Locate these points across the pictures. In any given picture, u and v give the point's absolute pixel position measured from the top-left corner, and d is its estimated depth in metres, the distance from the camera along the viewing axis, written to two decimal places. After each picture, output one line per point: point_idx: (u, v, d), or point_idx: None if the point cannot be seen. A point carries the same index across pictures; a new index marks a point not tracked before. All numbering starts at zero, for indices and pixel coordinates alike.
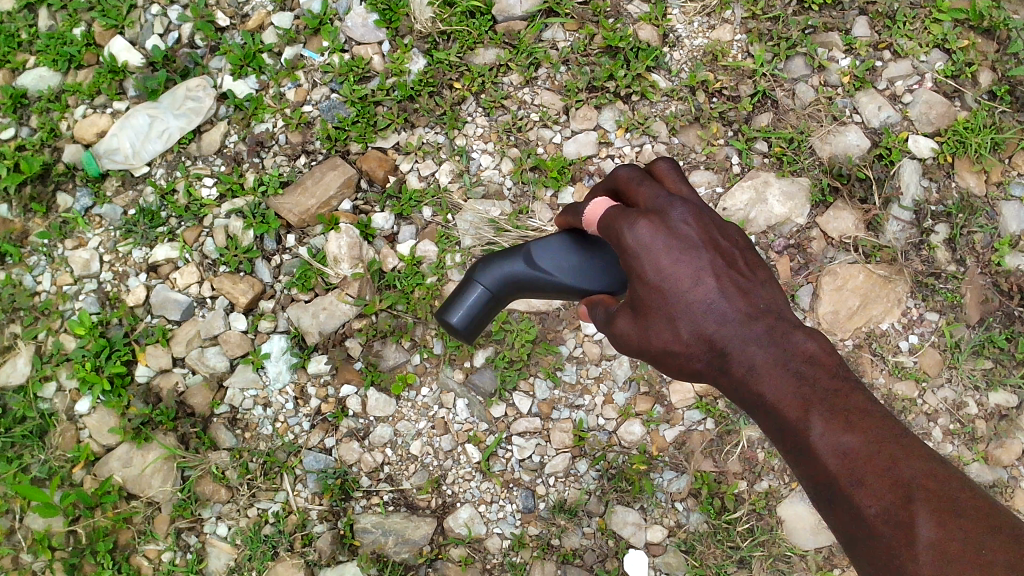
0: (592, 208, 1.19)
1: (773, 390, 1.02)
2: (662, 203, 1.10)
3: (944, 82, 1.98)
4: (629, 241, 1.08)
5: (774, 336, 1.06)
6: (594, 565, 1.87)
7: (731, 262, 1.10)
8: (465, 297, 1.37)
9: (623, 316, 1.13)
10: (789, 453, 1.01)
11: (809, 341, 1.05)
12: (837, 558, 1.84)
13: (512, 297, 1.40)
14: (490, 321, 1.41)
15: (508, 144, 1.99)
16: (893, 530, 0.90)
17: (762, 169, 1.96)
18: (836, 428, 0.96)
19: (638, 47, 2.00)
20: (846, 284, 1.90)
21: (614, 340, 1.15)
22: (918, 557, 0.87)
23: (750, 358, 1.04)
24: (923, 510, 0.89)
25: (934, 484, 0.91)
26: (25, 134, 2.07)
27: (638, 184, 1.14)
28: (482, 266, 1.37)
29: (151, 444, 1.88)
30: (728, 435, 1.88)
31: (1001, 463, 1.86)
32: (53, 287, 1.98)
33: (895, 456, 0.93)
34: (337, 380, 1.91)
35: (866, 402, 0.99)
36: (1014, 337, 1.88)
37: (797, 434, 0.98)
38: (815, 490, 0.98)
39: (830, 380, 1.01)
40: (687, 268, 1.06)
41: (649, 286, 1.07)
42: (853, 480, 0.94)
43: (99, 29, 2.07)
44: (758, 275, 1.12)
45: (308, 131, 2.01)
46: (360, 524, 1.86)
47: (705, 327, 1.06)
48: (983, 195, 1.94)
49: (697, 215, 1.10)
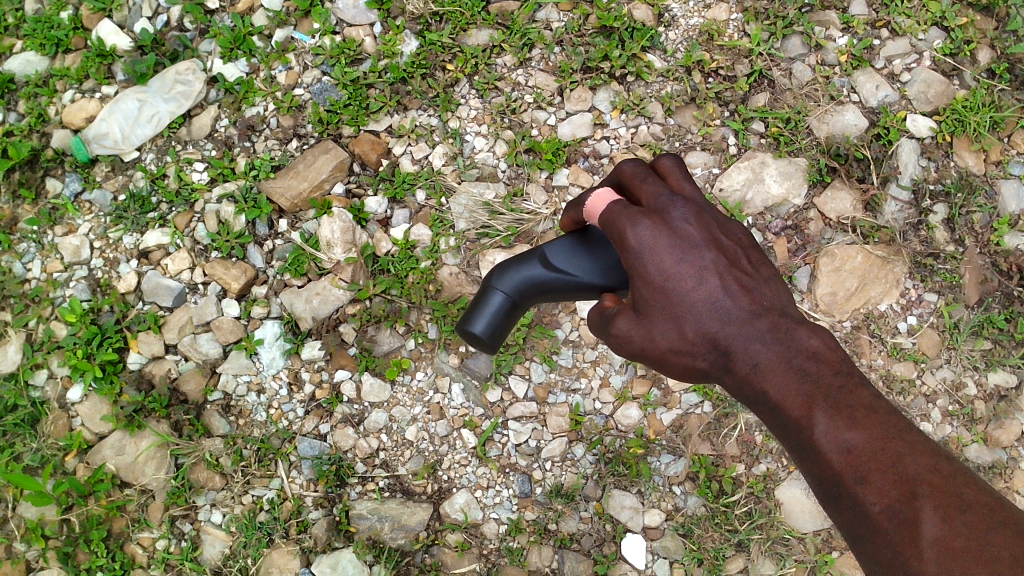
0: (593, 202, 1.17)
1: (777, 388, 1.00)
2: (666, 202, 1.09)
3: (943, 60, 1.96)
4: (631, 240, 1.07)
5: (778, 333, 1.03)
6: (592, 550, 1.86)
7: (734, 261, 1.08)
8: (485, 306, 1.35)
9: (623, 316, 1.08)
10: (794, 450, 0.99)
11: (813, 337, 1.03)
12: (836, 540, 1.83)
13: (531, 302, 1.39)
14: (513, 327, 1.39)
15: (502, 126, 1.97)
16: (897, 528, 0.89)
17: (759, 150, 1.94)
18: (840, 424, 0.95)
19: (633, 26, 1.97)
20: (843, 265, 1.88)
21: (611, 342, 1.11)
22: (923, 554, 0.86)
23: (753, 356, 1.03)
24: (928, 506, 0.89)
25: (938, 479, 0.91)
26: (13, 120, 2.04)
27: (643, 181, 1.13)
28: (499, 273, 1.35)
29: (144, 431, 1.86)
30: (726, 418, 1.87)
31: (1000, 444, 1.85)
32: (43, 274, 1.96)
33: (899, 452, 0.93)
34: (332, 366, 1.89)
35: (871, 398, 0.98)
36: (1014, 317, 1.87)
37: (801, 431, 0.97)
38: (819, 487, 0.97)
39: (835, 377, 0.99)
40: (689, 268, 1.05)
41: (652, 286, 1.05)
42: (858, 476, 0.93)
43: (86, 12, 2.04)
44: (762, 273, 1.10)
45: (300, 114, 1.98)
46: (355, 511, 1.84)
47: (708, 326, 1.04)
48: (982, 174, 1.93)
49: (699, 214, 1.08)
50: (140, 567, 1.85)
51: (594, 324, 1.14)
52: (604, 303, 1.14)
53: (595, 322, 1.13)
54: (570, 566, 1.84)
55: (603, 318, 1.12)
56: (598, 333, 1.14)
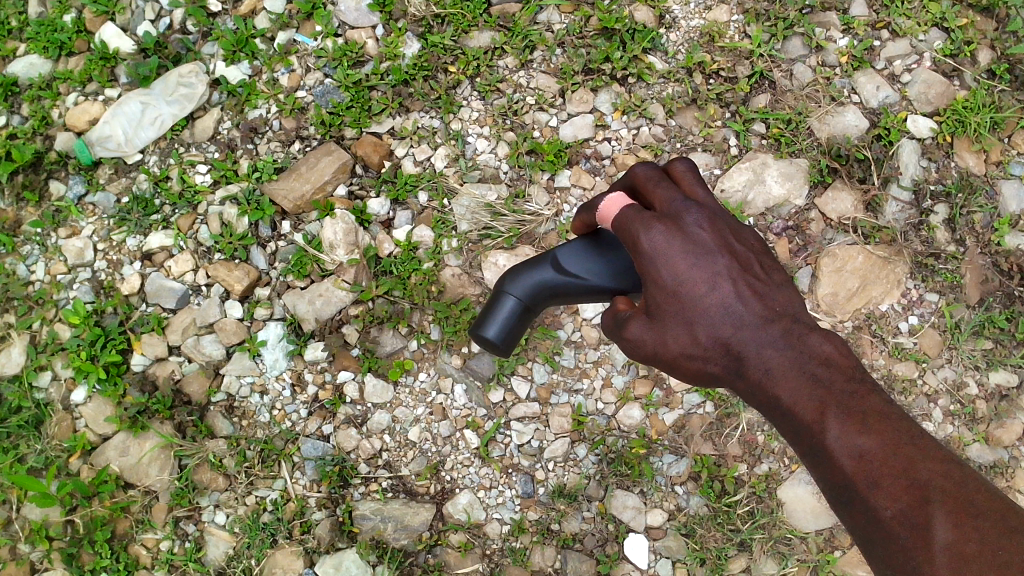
0: (607, 206, 1.17)
1: (790, 394, 1.00)
2: (679, 207, 1.10)
3: (943, 61, 1.97)
4: (644, 244, 1.07)
5: (791, 339, 1.04)
6: (595, 550, 1.86)
7: (746, 266, 1.08)
8: (498, 311, 1.37)
9: (635, 320, 1.09)
10: (806, 455, 1.00)
11: (826, 343, 1.03)
12: (838, 540, 1.84)
13: (543, 305, 1.39)
14: (525, 329, 1.41)
15: (504, 128, 1.98)
16: (909, 533, 0.90)
17: (760, 151, 1.95)
18: (853, 430, 0.96)
19: (634, 28, 1.98)
20: (845, 266, 1.89)
21: (624, 346, 1.12)
22: (935, 559, 0.88)
23: (766, 362, 1.03)
24: (939, 513, 0.90)
25: (951, 486, 0.91)
26: (17, 123, 2.05)
27: (656, 185, 1.14)
28: (511, 277, 1.37)
29: (148, 432, 1.87)
30: (728, 418, 1.87)
31: (1002, 443, 1.86)
32: (47, 276, 1.96)
33: (912, 459, 0.93)
34: (335, 367, 1.89)
35: (883, 404, 0.98)
36: (1015, 317, 1.87)
37: (814, 436, 0.98)
38: (831, 490, 0.98)
39: (848, 382, 1.00)
40: (702, 273, 1.05)
41: (665, 291, 1.06)
42: (870, 482, 0.93)
43: (89, 15, 2.05)
44: (775, 278, 1.10)
45: (302, 116, 1.98)
46: (359, 511, 1.85)
47: (722, 331, 1.05)
48: (982, 174, 1.93)
49: (712, 219, 1.09)
50: (144, 567, 1.86)
51: (607, 327, 1.15)
52: (616, 306, 1.16)
53: (608, 326, 1.14)
54: (573, 566, 1.85)
55: (617, 321, 1.13)
56: (611, 336, 1.15)
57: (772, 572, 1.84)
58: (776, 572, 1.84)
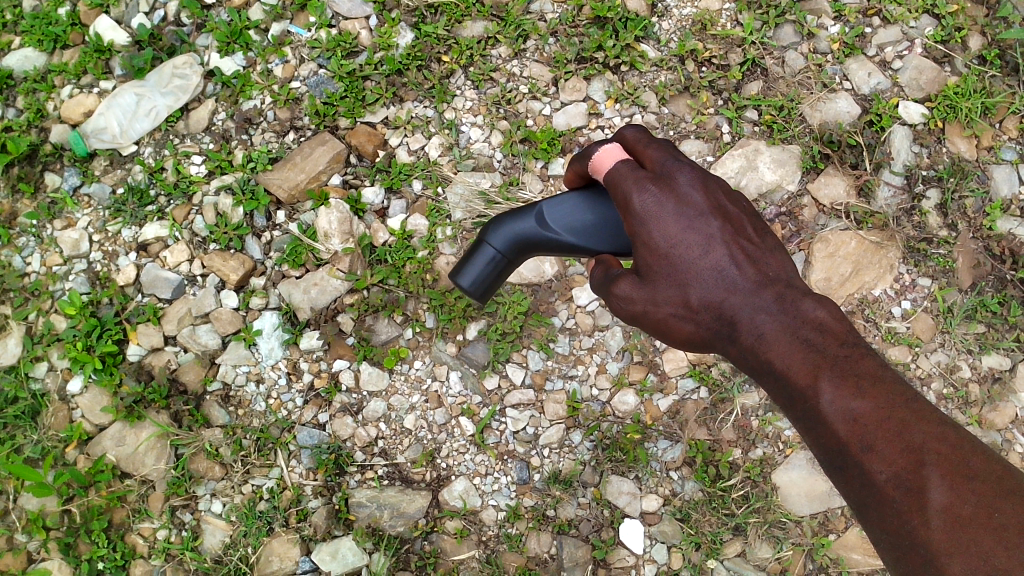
0: (600, 158, 1.17)
1: (783, 358, 1.06)
2: (671, 167, 1.12)
3: (934, 46, 1.98)
4: (636, 205, 1.11)
5: (784, 304, 1.08)
6: (590, 536, 1.87)
7: (739, 230, 1.12)
8: (476, 260, 1.35)
9: (625, 280, 1.12)
10: (800, 419, 1.05)
11: (819, 308, 1.08)
12: (832, 523, 1.85)
13: (523, 257, 1.37)
14: (504, 280, 1.40)
15: (497, 117, 1.98)
16: (904, 496, 0.95)
17: (752, 138, 1.96)
18: (847, 393, 1.00)
19: (627, 17, 1.98)
20: (837, 251, 1.90)
21: (612, 307, 1.15)
22: (931, 521, 0.93)
23: (759, 327, 1.08)
24: (933, 475, 0.94)
25: (946, 448, 0.96)
26: (12, 115, 2.04)
27: (646, 145, 1.15)
28: (492, 227, 1.33)
29: (144, 422, 1.88)
30: (722, 403, 1.88)
31: (995, 426, 1.87)
32: (42, 267, 1.96)
33: (906, 421, 0.98)
34: (330, 355, 1.90)
35: (877, 367, 1.03)
36: (1006, 300, 1.89)
37: (807, 400, 1.03)
38: (825, 456, 1.03)
39: (841, 347, 1.04)
40: (695, 236, 1.09)
41: (656, 254, 1.10)
42: (864, 445, 0.98)
43: (84, 8, 2.05)
44: (768, 242, 1.14)
45: (297, 107, 1.99)
46: (355, 499, 1.86)
47: (715, 294, 1.09)
48: (974, 160, 1.94)
49: (704, 182, 1.12)
50: (141, 556, 1.86)
51: (598, 284, 1.19)
52: (606, 264, 1.20)
53: (598, 285, 1.18)
54: (568, 552, 1.85)
55: (604, 282, 1.16)
56: (599, 292, 1.19)
57: (767, 557, 1.85)
58: (772, 557, 1.85)
